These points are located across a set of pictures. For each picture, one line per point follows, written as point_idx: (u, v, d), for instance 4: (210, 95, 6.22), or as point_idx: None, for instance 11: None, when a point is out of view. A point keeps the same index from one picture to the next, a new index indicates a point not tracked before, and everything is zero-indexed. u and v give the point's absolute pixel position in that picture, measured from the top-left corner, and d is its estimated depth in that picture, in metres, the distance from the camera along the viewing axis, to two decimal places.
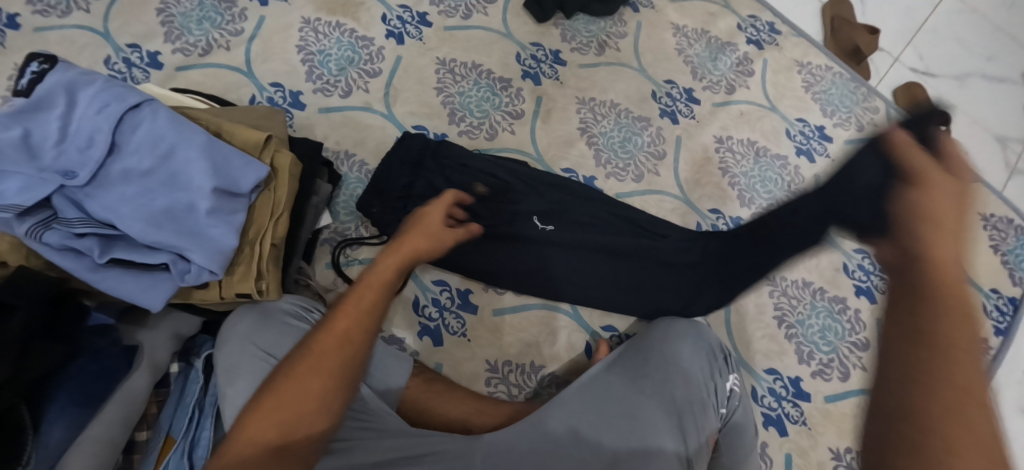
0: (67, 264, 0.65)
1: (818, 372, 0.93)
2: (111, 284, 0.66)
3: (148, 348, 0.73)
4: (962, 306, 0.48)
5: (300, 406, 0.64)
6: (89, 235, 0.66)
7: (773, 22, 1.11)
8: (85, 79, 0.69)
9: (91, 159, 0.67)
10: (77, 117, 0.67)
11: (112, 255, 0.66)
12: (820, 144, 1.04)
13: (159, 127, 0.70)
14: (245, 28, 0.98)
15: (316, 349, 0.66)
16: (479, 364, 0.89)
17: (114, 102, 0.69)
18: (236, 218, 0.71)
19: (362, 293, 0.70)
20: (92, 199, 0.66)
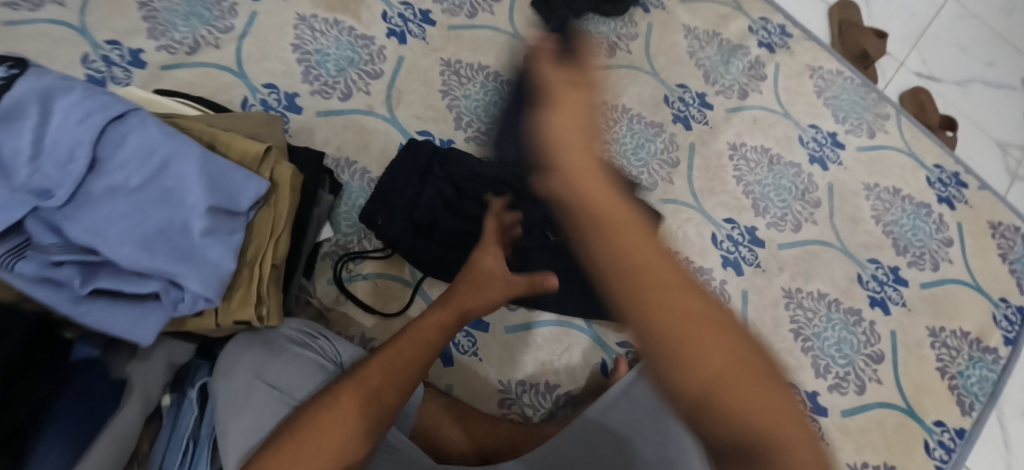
0: (46, 297, 0.57)
1: (834, 386, 0.91)
2: (96, 318, 0.59)
3: (138, 381, 0.67)
4: (634, 226, 0.51)
5: (321, 454, 0.58)
6: (69, 263, 0.58)
7: (784, 25, 1.09)
8: (62, 85, 0.61)
9: (71, 176, 0.59)
10: (54, 128, 0.59)
11: (96, 284, 0.58)
12: (833, 152, 1.03)
13: (150, 139, 0.62)
14: (236, 25, 0.92)
15: (346, 399, 0.61)
16: (491, 385, 0.85)
17: (97, 112, 0.61)
18: (234, 239, 0.65)
19: (408, 344, 0.68)
20: (71, 222, 0.58)
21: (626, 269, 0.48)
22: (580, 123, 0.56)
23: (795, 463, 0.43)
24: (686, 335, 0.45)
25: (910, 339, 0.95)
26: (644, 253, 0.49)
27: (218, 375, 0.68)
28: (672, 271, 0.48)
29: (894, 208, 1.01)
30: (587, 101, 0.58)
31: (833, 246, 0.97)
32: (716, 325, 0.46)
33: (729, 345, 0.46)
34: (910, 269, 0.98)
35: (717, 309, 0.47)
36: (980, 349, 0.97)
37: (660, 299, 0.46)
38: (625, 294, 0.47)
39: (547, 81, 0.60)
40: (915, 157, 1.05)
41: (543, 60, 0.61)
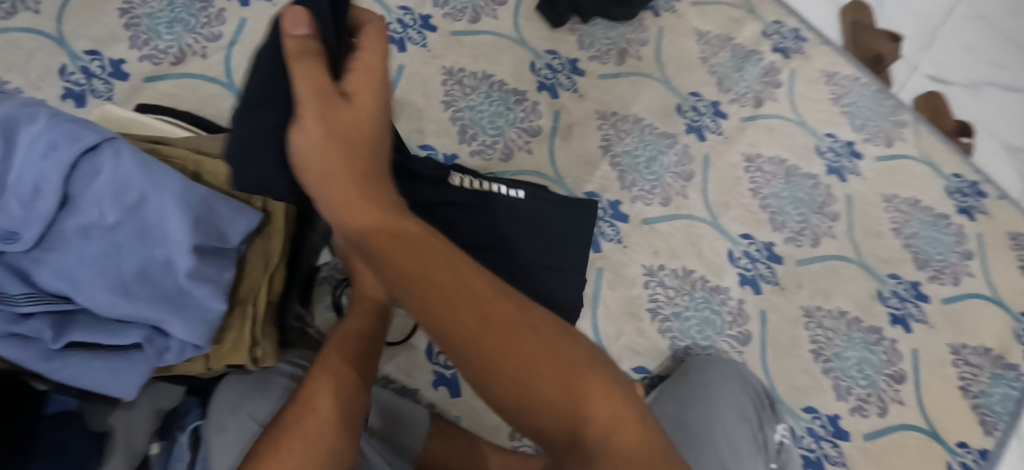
0: (12, 354, 0.50)
1: (856, 408, 0.88)
2: (72, 374, 0.52)
3: (122, 433, 0.60)
4: (441, 259, 0.46)
5: None
6: (39, 314, 0.51)
7: (799, 29, 1.04)
8: (25, 113, 0.53)
9: (38, 217, 0.51)
10: (16, 163, 0.51)
11: (69, 338, 0.52)
12: (851, 162, 0.99)
13: (124, 171, 0.54)
14: (223, 32, 0.86)
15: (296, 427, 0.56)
16: (502, 415, 0.81)
17: (64, 143, 0.53)
18: (224, 277, 0.57)
19: (338, 354, 0.64)
20: (42, 266, 0.52)
21: (450, 307, 0.45)
22: (339, 160, 0.47)
23: (601, 425, 0.46)
24: (513, 365, 0.45)
25: (932, 357, 0.92)
26: (416, 260, 0.46)
27: (210, 425, 0.62)
28: (481, 291, 0.46)
29: (913, 221, 0.98)
30: (340, 121, 0.47)
31: (853, 262, 0.94)
32: (508, 330, 0.45)
33: (553, 343, 0.46)
34: (931, 284, 0.95)
35: (536, 317, 0.47)
36: (1003, 366, 0.94)
37: (480, 336, 0.45)
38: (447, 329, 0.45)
39: (298, 101, 0.46)
40: (933, 167, 1.01)
41: (290, 57, 0.46)
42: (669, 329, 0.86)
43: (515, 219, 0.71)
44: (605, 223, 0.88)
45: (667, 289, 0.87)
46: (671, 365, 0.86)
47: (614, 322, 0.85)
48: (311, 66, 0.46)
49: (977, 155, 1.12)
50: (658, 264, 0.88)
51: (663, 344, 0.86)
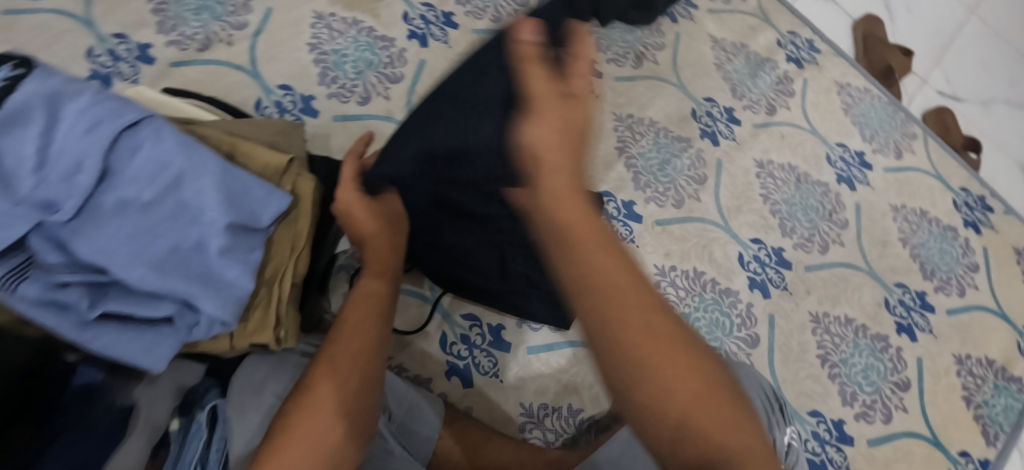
0: (50, 322, 0.52)
1: (861, 414, 0.89)
2: (104, 343, 0.54)
3: (146, 407, 0.61)
4: (600, 246, 0.48)
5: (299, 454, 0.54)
6: (76, 283, 0.53)
7: (812, 40, 1.07)
8: (71, 88, 0.55)
9: (78, 189, 0.53)
10: (60, 137, 0.54)
11: (104, 308, 0.54)
12: (861, 172, 1.00)
13: (164, 150, 0.57)
14: (249, 21, 0.87)
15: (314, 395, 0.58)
16: (513, 408, 0.81)
17: (107, 120, 0.55)
18: (253, 257, 0.60)
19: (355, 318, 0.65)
20: (78, 238, 0.54)
21: (598, 288, 0.47)
22: (561, 149, 0.50)
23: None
24: (645, 358, 0.45)
25: (937, 366, 0.93)
26: (614, 265, 0.47)
27: (234, 406, 0.64)
28: (658, 320, 0.47)
29: (921, 231, 0.99)
30: (577, 117, 0.51)
31: (861, 270, 0.95)
32: (673, 361, 0.46)
33: (699, 382, 0.46)
34: (936, 294, 0.96)
35: (672, 325, 0.47)
36: (1005, 377, 0.95)
37: (624, 321, 0.46)
38: (587, 301, 0.47)
39: (536, 97, 0.51)
40: (941, 180, 1.03)
41: (525, 58, 0.53)
42: None
43: None
44: (619, 223, 0.89)
45: (678, 289, 0.88)
46: None
47: None
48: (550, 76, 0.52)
49: (983, 170, 1.14)
50: (669, 265, 0.89)
51: None
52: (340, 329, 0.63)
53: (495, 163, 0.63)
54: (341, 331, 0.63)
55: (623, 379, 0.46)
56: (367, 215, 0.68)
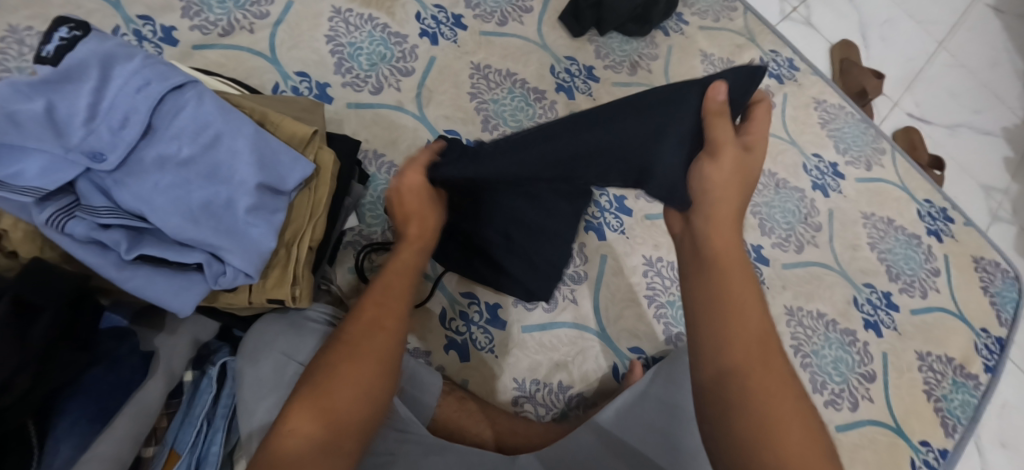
0: (92, 259, 0.58)
1: (830, 402, 0.95)
2: (138, 284, 0.59)
3: (165, 355, 0.67)
4: (738, 269, 0.63)
5: (343, 388, 0.61)
6: (117, 227, 0.58)
7: (793, 59, 1.15)
8: (124, 51, 0.62)
9: (124, 141, 0.59)
10: (111, 93, 0.60)
11: (140, 251, 0.59)
12: (834, 181, 1.08)
13: (204, 112, 0.63)
14: (271, 12, 0.93)
15: (348, 339, 0.65)
16: (507, 383, 0.86)
17: (156, 81, 0.61)
18: (277, 218, 0.64)
19: (397, 276, 0.71)
20: (122, 187, 0.59)
21: (727, 299, 0.61)
22: (735, 189, 0.66)
23: None
24: (749, 357, 0.58)
25: (901, 361, 1.00)
26: (740, 289, 0.62)
27: (246, 356, 0.70)
28: (768, 340, 0.60)
29: (889, 238, 1.07)
30: (746, 167, 0.67)
31: (833, 269, 1.02)
32: (774, 376, 0.58)
33: (791, 401, 0.57)
34: (901, 295, 1.04)
35: (777, 352, 0.60)
36: (964, 375, 1.02)
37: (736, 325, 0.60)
38: (711, 299, 0.62)
39: (720, 143, 0.66)
40: (908, 191, 1.11)
41: (710, 114, 0.66)
42: (664, 315, 0.93)
43: None
44: (610, 215, 0.96)
45: (663, 279, 0.95)
46: (665, 350, 0.92)
47: (614, 305, 0.92)
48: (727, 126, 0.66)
49: (947, 187, 1.23)
50: (657, 255, 0.96)
51: (658, 329, 0.92)
52: (377, 293, 0.69)
53: (671, 185, 0.68)
54: (376, 290, 0.70)
55: (727, 371, 0.59)
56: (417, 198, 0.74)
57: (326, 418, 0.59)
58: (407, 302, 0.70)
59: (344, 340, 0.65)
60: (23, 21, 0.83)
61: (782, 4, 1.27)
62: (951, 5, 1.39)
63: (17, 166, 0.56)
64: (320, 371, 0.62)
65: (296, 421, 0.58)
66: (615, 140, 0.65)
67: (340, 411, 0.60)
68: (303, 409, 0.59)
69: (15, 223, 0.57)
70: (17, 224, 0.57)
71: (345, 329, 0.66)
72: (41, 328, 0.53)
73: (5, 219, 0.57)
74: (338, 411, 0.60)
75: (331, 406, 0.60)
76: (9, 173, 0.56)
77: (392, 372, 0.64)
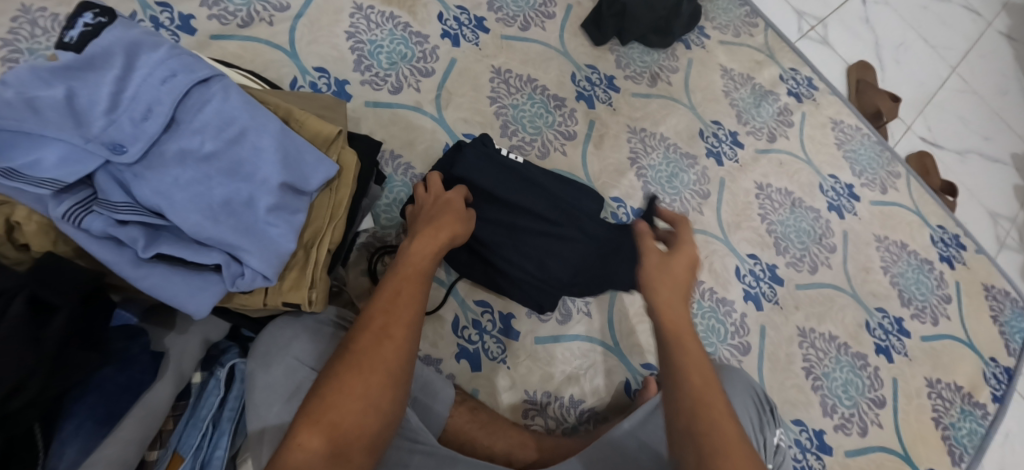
0: (108, 256, 0.56)
1: (840, 426, 0.94)
2: (154, 283, 0.58)
3: (174, 355, 0.65)
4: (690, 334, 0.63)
5: (349, 403, 0.59)
6: (134, 223, 0.57)
7: (811, 78, 1.14)
8: (150, 40, 0.61)
9: (145, 133, 0.58)
10: (135, 83, 0.59)
11: (158, 250, 0.57)
12: (849, 202, 1.07)
13: (230, 107, 0.62)
14: (291, 5, 0.91)
15: (356, 349, 0.62)
16: (517, 394, 0.85)
17: (182, 73, 0.60)
18: (298, 219, 0.63)
19: (408, 282, 0.69)
20: (141, 180, 0.58)
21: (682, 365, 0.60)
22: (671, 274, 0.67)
23: None
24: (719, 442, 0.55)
25: (910, 387, 0.99)
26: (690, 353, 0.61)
27: (258, 359, 0.68)
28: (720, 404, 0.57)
29: (901, 262, 1.06)
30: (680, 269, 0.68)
31: (845, 291, 1.01)
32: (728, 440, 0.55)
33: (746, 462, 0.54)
34: (912, 321, 1.03)
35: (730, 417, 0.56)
36: (972, 403, 1.01)
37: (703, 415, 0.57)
38: (670, 373, 0.60)
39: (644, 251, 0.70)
40: (921, 216, 1.10)
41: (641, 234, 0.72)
42: None
43: (530, 225, 0.83)
44: None
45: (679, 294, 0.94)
46: None
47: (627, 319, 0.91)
48: (653, 247, 0.70)
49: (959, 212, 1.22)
50: None
51: None
52: (387, 300, 0.66)
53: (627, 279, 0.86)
54: (386, 298, 0.67)
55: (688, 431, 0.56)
56: (444, 213, 0.76)
57: (332, 434, 0.57)
58: (418, 308, 0.67)
59: (352, 351, 0.62)
60: (37, 2, 0.81)
61: (801, 22, 1.26)
62: (964, 31, 1.38)
63: (36, 153, 0.55)
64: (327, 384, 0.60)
65: (302, 439, 0.57)
66: (586, 248, 0.84)
67: (346, 427, 0.58)
68: (311, 426, 0.57)
69: (29, 214, 0.56)
70: (32, 216, 0.56)
71: (353, 338, 0.63)
72: (56, 326, 0.51)
73: (20, 210, 0.56)
74: (343, 425, 0.58)
75: (335, 422, 0.58)
76: (27, 162, 0.55)
77: (399, 384, 0.62)
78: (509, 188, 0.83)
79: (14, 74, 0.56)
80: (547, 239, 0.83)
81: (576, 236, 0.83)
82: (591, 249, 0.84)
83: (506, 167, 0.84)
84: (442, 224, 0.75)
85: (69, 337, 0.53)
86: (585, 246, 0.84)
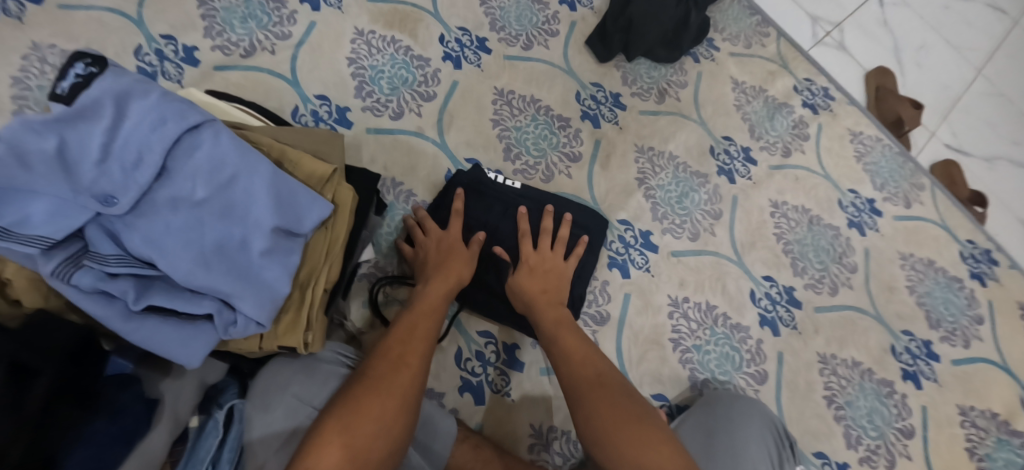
0: (97, 310, 0.56)
1: (865, 458, 0.90)
2: (145, 335, 0.57)
3: (171, 399, 0.64)
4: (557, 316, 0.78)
5: (364, 423, 0.60)
6: (124, 275, 0.56)
7: (827, 88, 1.07)
8: (141, 88, 0.60)
9: (136, 182, 0.57)
10: (126, 132, 0.58)
11: (149, 301, 0.57)
12: (871, 218, 1.01)
13: (221, 152, 0.61)
14: (293, 32, 0.90)
15: (372, 374, 0.65)
16: (522, 428, 0.82)
17: (172, 120, 0.59)
18: (292, 261, 0.63)
19: (425, 318, 0.72)
20: (132, 230, 0.57)
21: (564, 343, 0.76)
22: (535, 284, 0.81)
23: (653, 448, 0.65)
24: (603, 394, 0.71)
25: (940, 416, 0.94)
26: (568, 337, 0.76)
27: (258, 402, 0.68)
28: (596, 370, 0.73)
29: (928, 280, 1.00)
30: (543, 272, 0.82)
31: (869, 314, 0.96)
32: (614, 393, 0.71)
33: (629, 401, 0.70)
34: (941, 344, 0.97)
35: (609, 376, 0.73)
36: (1009, 432, 0.95)
37: (651, 457, 0.65)
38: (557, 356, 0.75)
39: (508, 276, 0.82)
40: (949, 231, 1.03)
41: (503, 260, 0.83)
42: (690, 359, 0.89)
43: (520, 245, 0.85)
44: (635, 251, 0.92)
45: (690, 321, 0.90)
46: (689, 396, 0.88)
47: (638, 347, 0.88)
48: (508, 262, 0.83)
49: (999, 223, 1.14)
50: (683, 295, 0.91)
51: (684, 374, 0.88)
52: (404, 332, 0.70)
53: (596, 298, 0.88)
54: (402, 330, 0.70)
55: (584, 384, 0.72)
56: (457, 251, 0.80)
57: (347, 454, 0.58)
58: (431, 344, 0.70)
59: (370, 376, 0.64)
60: (45, 38, 0.81)
61: (815, 29, 1.17)
62: (990, 30, 1.30)
63: (24, 210, 0.54)
64: (346, 404, 0.62)
65: (317, 453, 0.58)
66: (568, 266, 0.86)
67: (362, 445, 0.59)
68: (329, 440, 0.59)
69: (18, 270, 0.55)
70: (21, 272, 0.56)
71: (370, 364, 0.66)
72: (38, 392, 0.51)
73: (9, 267, 0.55)
74: (359, 446, 0.59)
75: (350, 442, 0.59)
76: (16, 218, 0.54)
77: (414, 411, 0.64)
78: (502, 216, 0.86)
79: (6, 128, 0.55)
80: None
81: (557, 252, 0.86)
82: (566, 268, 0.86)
83: (496, 196, 0.87)
84: (453, 268, 0.78)
85: (54, 400, 0.52)
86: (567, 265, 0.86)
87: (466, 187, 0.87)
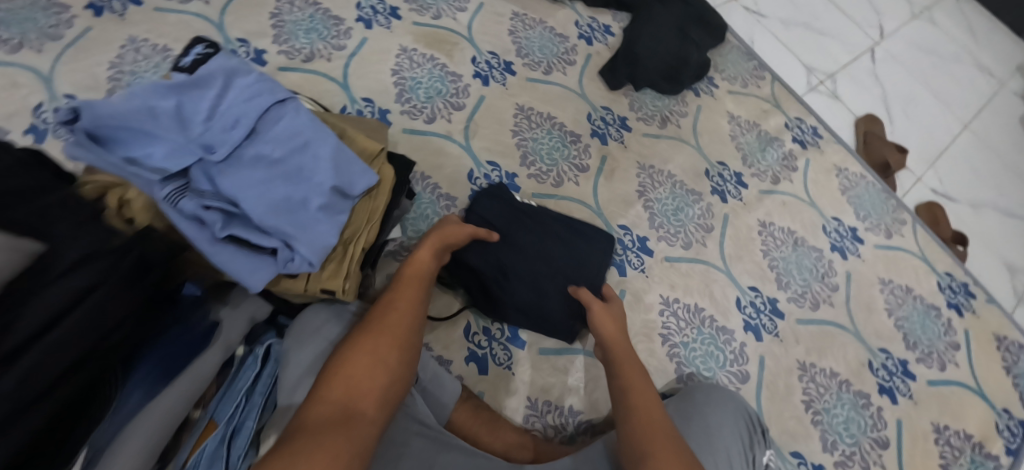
0: (191, 232, 0.67)
1: (840, 462, 0.95)
2: (223, 258, 0.68)
3: (225, 327, 0.74)
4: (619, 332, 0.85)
5: (358, 358, 0.70)
6: (216, 208, 0.68)
7: (816, 127, 1.19)
8: (244, 68, 0.74)
9: (232, 138, 0.70)
10: (228, 100, 0.71)
11: (231, 231, 0.68)
12: (853, 244, 1.10)
13: (299, 123, 0.74)
14: (347, 45, 1.04)
15: (367, 323, 0.75)
16: (520, 400, 0.90)
17: (265, 94, 0.73)
18: (342, 218, 0.74)
19: (411, 273, 0.81)
20: (224, 176, 0.69)
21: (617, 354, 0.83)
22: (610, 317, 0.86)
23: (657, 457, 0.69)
24: (633, 400, 0.76)
25: (915, 430, 0.99)
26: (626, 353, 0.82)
27: (293, 340, 0.77)
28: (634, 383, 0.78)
29: (906, 305, 1.07)
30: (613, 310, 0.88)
31: (847, 330, 1.03)
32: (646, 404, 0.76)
33: (651, 413, 0.75)
34: (918, 364, 1.03)
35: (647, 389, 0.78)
36: (983, 454, 1.00)
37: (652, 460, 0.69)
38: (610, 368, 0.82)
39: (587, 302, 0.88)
40: (927, 262, 1.11)
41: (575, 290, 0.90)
42: (677, 354, 0.96)
43: (535, 249, 0.93)
44: (632, 253, 1.01)
45: (679, 320, 0.98)
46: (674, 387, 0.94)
47: None
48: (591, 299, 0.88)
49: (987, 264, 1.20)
50: (673, 296, 1.00)
51: (670, 367, 0.95)
52: (393, 289, 0.79)
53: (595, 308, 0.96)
54: (395, 287, 0.79)
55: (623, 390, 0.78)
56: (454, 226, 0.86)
57: (349, 385, 0.68)
58: (420, 294, 0.79)
59: (365, 324, 0.74)
60: (141, 34, 0.97)
61: (810, 77, 1.29)
62: (978, 90, 1.40)
63: (147, 149, 0.67)
64: (345, 346, 0.72)
65: (325, 388, 0.68)
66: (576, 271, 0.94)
67: (362, 377, 0.69)
68: (334, 378, 0.69)
69: (139, 193, 0.68)
70: (140, 195, 0.68)
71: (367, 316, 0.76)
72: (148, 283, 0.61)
73: (132, 190, 0.68)
74: (359, 378, 0.69)
75: (351, 375, 0.69)
76: (141, 154, 0.67)
77: (405, 344, 0.74)
78: (517, 220, 0.94)
79: (140, 88, 0.69)
80: (552, 265, 0.93)
81: (567, 259, 0.94)
82: (574, 273, 0.94)
83: (517, 207, 0.95)
84: (436, 229, 0.85)
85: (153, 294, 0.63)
86: (573, 271, 0.94)
87: (489, 195, 0.95)
